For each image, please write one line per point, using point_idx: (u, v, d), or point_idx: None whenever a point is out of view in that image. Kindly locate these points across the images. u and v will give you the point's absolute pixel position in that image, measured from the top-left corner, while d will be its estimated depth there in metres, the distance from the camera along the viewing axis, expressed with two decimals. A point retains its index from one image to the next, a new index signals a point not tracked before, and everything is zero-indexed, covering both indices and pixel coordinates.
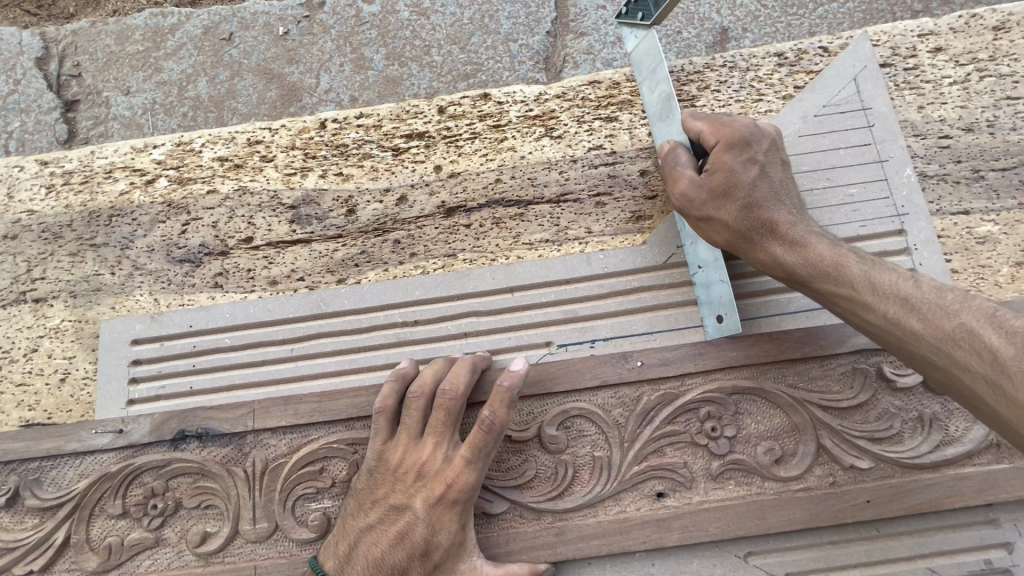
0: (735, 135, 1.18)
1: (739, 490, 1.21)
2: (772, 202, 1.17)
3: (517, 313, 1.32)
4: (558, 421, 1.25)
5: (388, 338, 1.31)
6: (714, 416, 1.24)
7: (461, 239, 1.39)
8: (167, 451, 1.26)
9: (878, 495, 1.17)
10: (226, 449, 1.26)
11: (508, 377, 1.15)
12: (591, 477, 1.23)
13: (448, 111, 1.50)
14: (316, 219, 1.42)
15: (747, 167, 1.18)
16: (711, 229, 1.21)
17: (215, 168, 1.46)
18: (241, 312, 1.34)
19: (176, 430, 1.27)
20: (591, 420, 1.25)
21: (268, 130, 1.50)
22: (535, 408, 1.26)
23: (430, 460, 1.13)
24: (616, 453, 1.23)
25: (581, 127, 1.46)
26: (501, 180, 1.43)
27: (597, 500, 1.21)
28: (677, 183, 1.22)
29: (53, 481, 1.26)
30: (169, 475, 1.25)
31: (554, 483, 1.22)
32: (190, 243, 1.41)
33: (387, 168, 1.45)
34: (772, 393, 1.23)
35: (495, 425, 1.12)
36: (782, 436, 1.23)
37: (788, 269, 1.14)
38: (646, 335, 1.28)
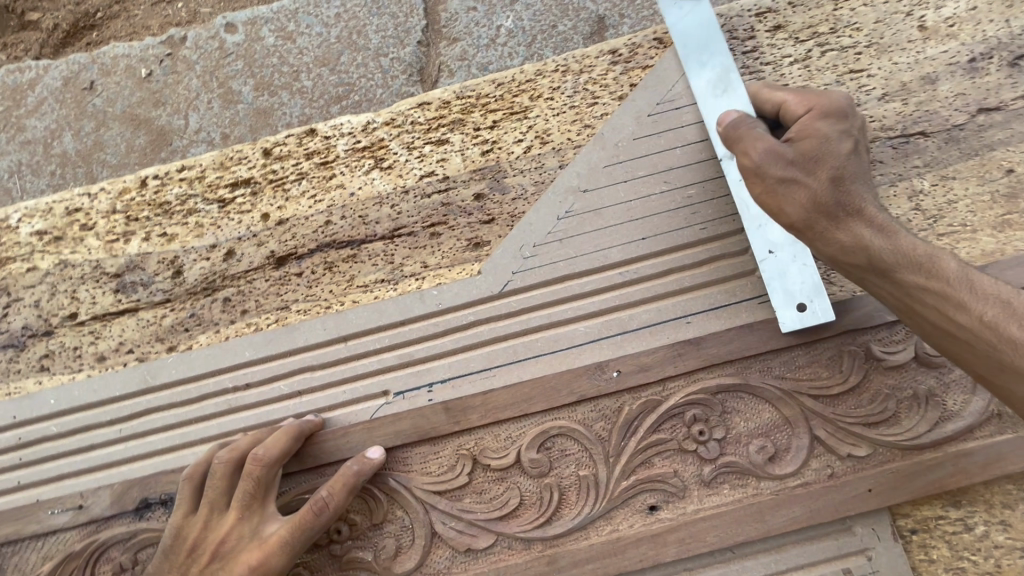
0: (829, 106, 1.10)
1: (735, 494, 1.12)
2: (861, 184, 1.06)
3: (352, 363, 1.24)
4: (537, 443, 1.14)
5: (219, 407, 1.24)
6: (701, 419, 1.14)
7: (293, 289, 1.32)
8: (132, 522, 1.18)
9: (879, 483, 1.10)
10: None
11: (359, 462, 1.13)
12: (579, 499, 1.12)
13: (274, 153, 1.42)
14: (141, 286, 1.35)
15: (841, 139, 1.08)
16: (787, 193, 1.06)
17: (33, 244, 1.39)
18: (66, 396, 1.27)
19: (139, 496, 1.19)
20: (573, 438, 1.14)
21: (87, 196, 1.42)
22: (512, 431, 1.16)
23: (233, 541, 1.10)
24: (603, 470, 1.13)
25: (412, 154, 1.38)
26: (331, 222, 1.35)
27: (588, 522, 1.11)
28: (755, 142, 1.09)
29: (16, 567, 1.19)
30: (138, 547, 1.17)
31: (541, 508, 1.12)
32: (13, 327, 1.35)
33: (212, 223, 1.38)
34: (758, 387, 1.14)
35: (328, 506, 1.10)
36: (774, 432, 1.13)
37: (872, 254, 1.02)
38: (486, 372, 1.19)
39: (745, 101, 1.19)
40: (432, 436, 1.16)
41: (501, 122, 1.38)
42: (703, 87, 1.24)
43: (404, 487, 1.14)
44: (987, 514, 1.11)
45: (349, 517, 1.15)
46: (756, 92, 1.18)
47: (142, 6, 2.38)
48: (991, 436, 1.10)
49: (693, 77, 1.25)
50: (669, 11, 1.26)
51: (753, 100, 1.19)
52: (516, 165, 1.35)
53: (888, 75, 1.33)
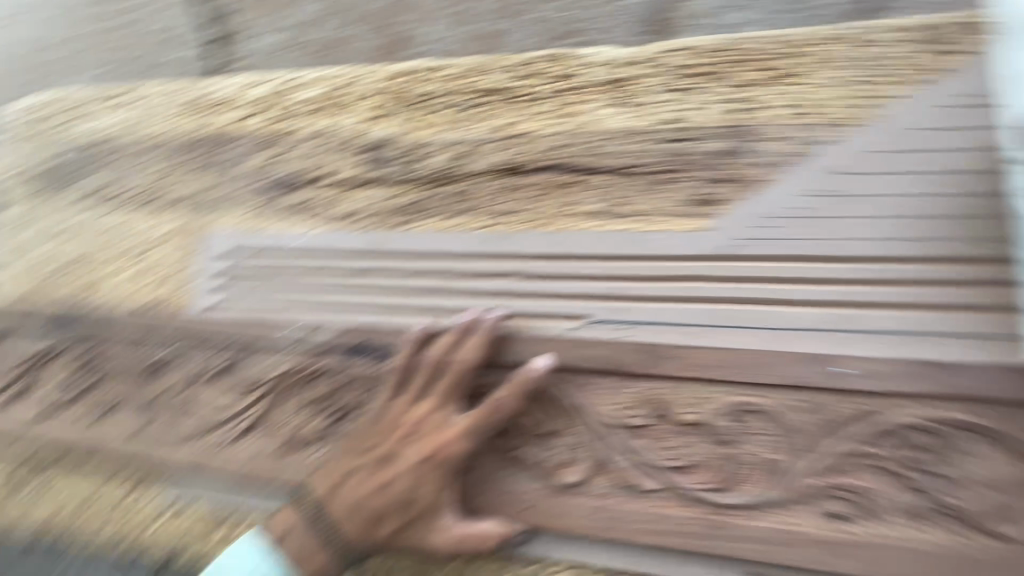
0: None
1: (938, 536, 1.03)
2: None
3: (557, 282, 1.29)
4: (731, 413, 1.13)
5: (435, 284, 1.38)
6: (927, 447, 1.04)
7: (514, 201, 1.37)
8: (342, 361, 1.41)
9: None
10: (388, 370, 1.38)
11: (531, 372, 1.20)
12: (760, 480, 1.10)
13: (525, 67, 1.44)
14: (383, 164, 1.48)
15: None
16: None
17: (302, 107, 1.56)
18: (313, 242, 1.48)
19: (357, 340, 1.41)
20: (770, 421, 1.11)
21: (354, 74, 1.55)
22: (707, 394, 1.15)
23: (427, 422, 1.24)
24: (795, 462, 1.09)
25: (663, 95, 1.31)
26: (564, 146, 1.35)
27: (763, 505, 1.10)
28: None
29: (259, 364, 1.49)
30: (349, 377, 1.40)
31: (718, 475, 1.12)
32: (274, 175, 1.55)
33: (456, 121, 1.46)
34: (1011, 440, 1.00)
35: (505, 407, 1.21)
36: (1013, 491, 1.00)
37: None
38: (689, 330, 1.17)
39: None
40: (626, 370, 1.20)
41: (772, 80, 1.25)
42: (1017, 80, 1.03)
43: (588, 408, 1.22)
44: None
45: (529, 417, 1.25)
46: None
47: None
48: None
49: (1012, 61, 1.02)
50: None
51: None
52: (774, 130, 1.22)
53: None
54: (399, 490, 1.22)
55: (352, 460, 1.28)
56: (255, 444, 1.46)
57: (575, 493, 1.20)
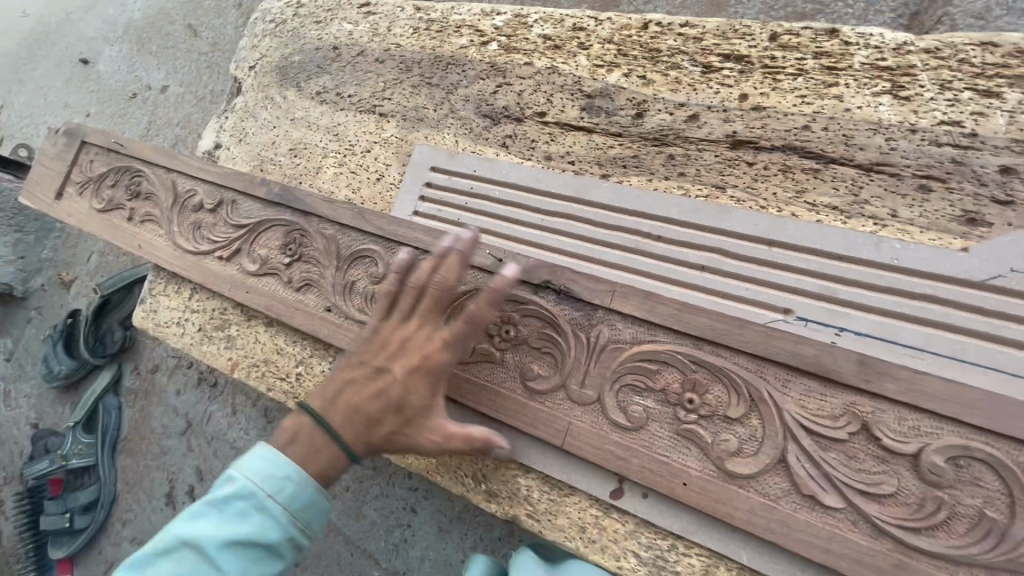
0: None
1: None
2: None
3: (767, 268, 1.23)
4: (950, 453, 1.00)
5: (627, 242, 1.36)
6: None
7: (737, 175, 1.33)
8: (529, 293, 1.36)
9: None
10: (577, 314, 1.31)
11: (500, 280, 1.20)
12: (967, 534, 0.98)
13: (781, 40, 1.37)
14: (605, 113, 1.50)
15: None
16: None
17: (538, 44, 1.62)
18: (516, 174, 1.52)
19: (542, 277, 1.35)
20: (999, 475, 0.97)
21: (594, 21, 1.58)
22: (924, 425, 1.02)
23: (415, 334, 1.25)
24: (1018, 527, 0.95)
25: (942, 94, 1.20)
26: (809, 128, 1.29)
27: (963, 560, 0.97)
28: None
29: None
30: (526, 312, 1.36)
31: (915, 514, 1.00)
32: (496, 104, 1.63)
33: (690, 83, 1.43)
34: None
35: (476, 318, 1.22)
36: None
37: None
38: (911, 349, 1.09)
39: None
40: (829, 377, 1.08)
41: None
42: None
43: (774, 404, 1.11)
44: None
45: (702, 397, 1.17)
46: None
47: None
48: None
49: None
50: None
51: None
52: None
53: None
54: (390, 399, 1.22)
55: (347, 373, 1.28)
56: None
57: (736, 487, 1.12)
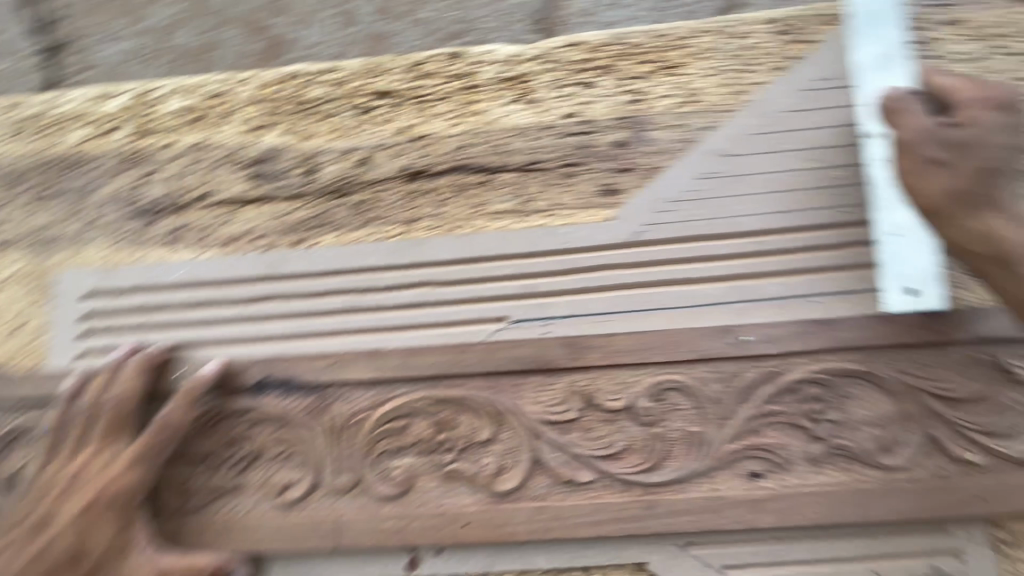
0: (1001, 96, 1.04)
1: (841, 477, 1.11)
2: (1010, 178, 1.01)
3: (474, 285, 1.25)
4: (652, 393, 1.15)
5: (340, 304, 1.26)
6: (819, 399, 1.14)
7: (421, 205, 1.33)
8: (250, 398, 1.23)
9: (989, 492, 1.09)
10: (309, 399, 1.21)
11: (196, 379, 1.21)
12: (685, 454, 1.13)
13: (419, 69, 1.41)
14: (274, 177, 1.38)
15: (1005, 130, 1.02)
16: (932, 175, 1.02)
17: (175, 121, 1.42)
18: (196, 270, 1.33)
19: (260, 376, 1.23)
20: (688, 395, 1.15)
21: (231, 83, 1.44)
22: (627, 378, 1.17)
23: (93, 465, 1.17)
24: (712, 431, 1.14)
25: (556, 92, 1.37)
26: (467, 146, 1.36)
27: (690, 477, 1.13)
28: (914, 117, 1.05)
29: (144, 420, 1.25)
30: (253, 421, 1.22)
31: (646, 456, 1.14)
32: (147, 198, 1.39)
33: (349, 128, 1.39)
34: (883, 378, 1.13)
35: (169, 424, 1.18)
36: (890, 424, 1.13)
37: (1002, 247, 0.98)
38: (605, 315, 1.20)
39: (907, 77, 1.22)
40: (548, 367, 1.18)
41: (652, 74, 1.36)
42: (866, 59, 1.25)
43: (514, 411, 1.17)
44: None
45: (454, 431, 1.18)
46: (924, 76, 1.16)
47: None
48: None
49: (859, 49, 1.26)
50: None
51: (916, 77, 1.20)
52: (661, 119, 1.33)
53: None
54: (62, 548, 1.12)
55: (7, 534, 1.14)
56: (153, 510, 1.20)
57: (510, 502, 1.15)
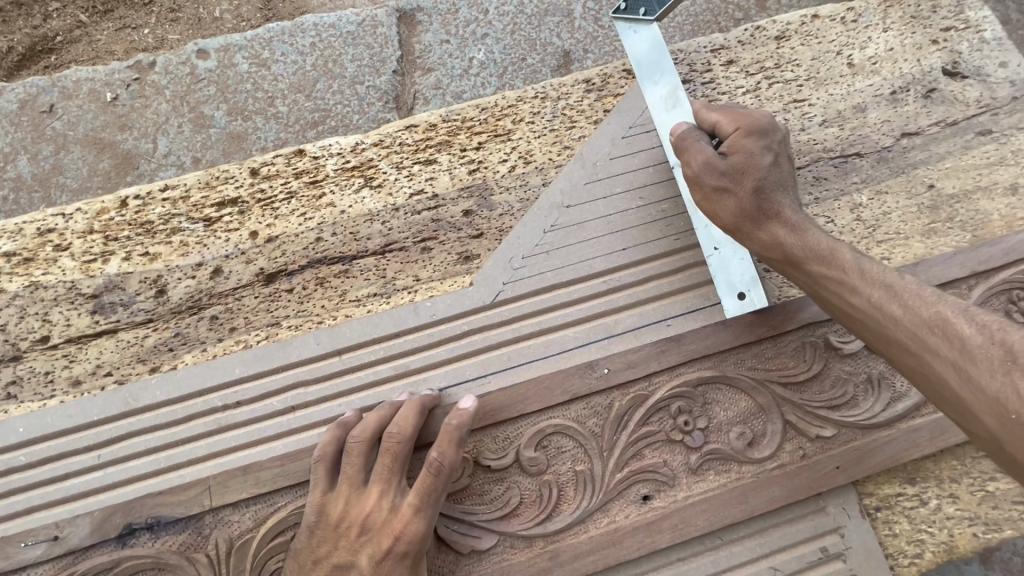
0: (755, 123, 1.22)
1: (720, 479, 1.18)
2: (780, 190, 1.20)
3: (348, 376, 1.25)
4: (535, 442, 1.18)
5: (207, 426, 1.19)
6: (685, 410, 1.21)
7: (284, 305, 1.33)
8: (114, 550, 1.11)
9: (844, 460, 1.20)
10: (183, 536, 1.12)
11: None
12: (577, 494, 1.15)
13: (262, 172, 1.44)
14: (121, 306, 1.31)
15: (764, 152, 1.21)
16: (720, 203, 1.21)
17: (0, 266, 1.33)
18: (36, 422, 1.19)
19: (122, 524, 1.12)
20: (569, 436, 1.19)
21: (62, 216, 1.38)
22: (509, 432, 1.19)
23: None
24: (598, 464, 1.17)
25: (401, 173, 1.44)
26: (322, 239, 1.38)
27: (587, 515, 1.14)
28: (697, 153, 1.22)
29: None
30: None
31: (542, 505, 1.14)
32: None
33: (197, 242, 1.37)
34: (735, 378, 1.23)
35: None
36: (751, 418, 1.22)
37: (787, 250, 1.17)
38: (481, 379, 1.23)
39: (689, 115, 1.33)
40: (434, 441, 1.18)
41: (486, 143, 1.47)
42: (654, 103, 1.37)
43: None
44: (937, 488, 1.24)
45: None
46: (697, 110, 1.30)
47: (106, 31, 2.31)
48: (936, 412, 1.23)
49: (646, 94, 1.38)
50: (625, 32, 1.40)
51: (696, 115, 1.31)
52: (502, 183, 1.43)
53: (826, 105, 1.52)
54: None
55: None
56: None
57: None
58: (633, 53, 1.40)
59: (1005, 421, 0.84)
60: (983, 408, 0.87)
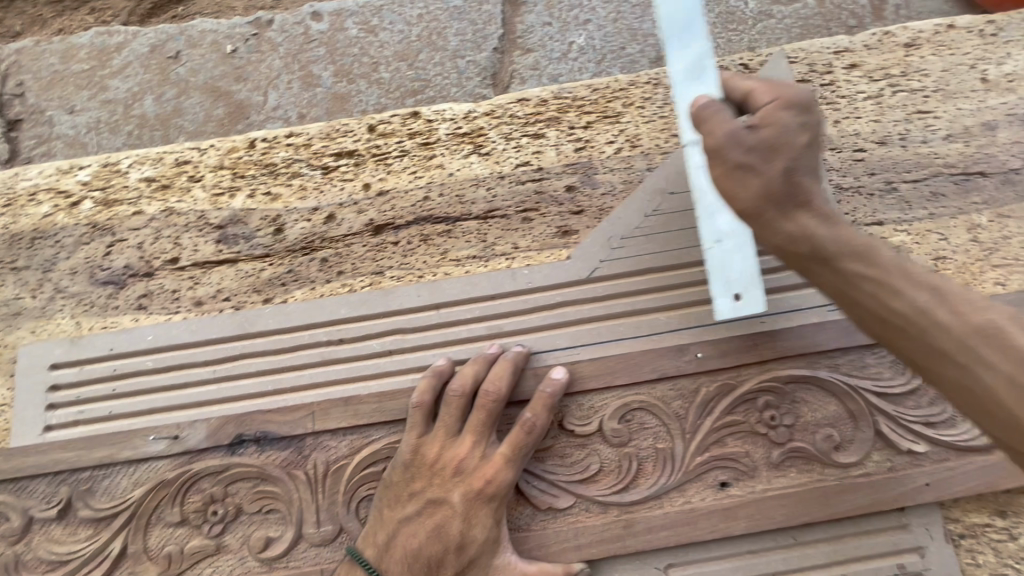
0: (795, 95, 1.03)
1: (801, 478, 1.18)
2: (813, 176, 1.03)
3: (443, 329, 1.30)
4: (619, 414, 1.20)
5: (312, 358, 1.28)
6: (773, 405, 1.21)
7: (389, 256, 1.40)
8: (225, 456, 1.21)
9: (934, 478, 1.17)
10: (286, 453, 1.21)
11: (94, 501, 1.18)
12: (655, 470, 1.18)
13: (378, 130, 1.51)
14: (243, 239, 1.42)
15: (800, 130, 1.02)
16: (744, 181, 1.02)
17: (141, 189, 1.46)
18: (163, 334, 1.32)
19: (232, 434, 1.22)
20: (653, 413, 1.21)
21: (197, 151, 1.50)
22: (595, 402, 1.22)
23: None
24: (679, 444, 1.19)
25: (509, 144, 1.48)
26: (429, 198, 1.44)
27: (663, 492, 1.16)
28: (722, 122, 1.05)
29: (107, 490, 1.20)
30: (228, 480, 1.20)
31: (620, 475, 1.17)
32: (115, 265, 1.40)
33: (315, 187, 1.46)
34: (827, 381, 1.21)
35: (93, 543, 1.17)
36: (839, 423, 1.20)
37: (817, 243, 1.00)
38: (570, 349, 1.26)
39: (715, 87, 1.16)
40: (518, 400, 1.21)
41: (594, 123, 1.49)
42: (677, 70, 1.19)
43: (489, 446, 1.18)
44: None
45: None
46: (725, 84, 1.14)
47: None
48: None
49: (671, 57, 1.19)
50: None
51: (723, 86, 1.15)
52: (607, 164, 1.45)
53: (953, 119, 1.46)
54: None
55: None
56: None
57: None
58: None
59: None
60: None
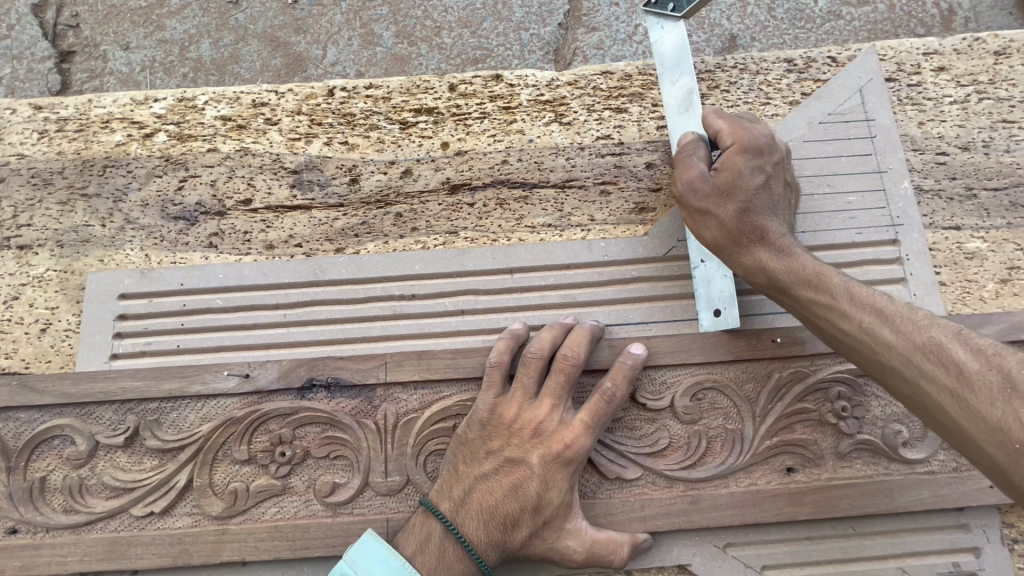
0: (751, 142, 1.20)
1: (866, 470, 1.19)
2: (768, 212, 1.18)
3: (517, 294, 1.30)
4: (691, 392, 1.21)
5: (385, 311, 1.27)
6: (845, 396, 1.21)
7: (464, 217, 1.38)
8: (294, 400, 1.21)
9: None
10: (356, 401, 1.21)
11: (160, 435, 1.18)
12: (723, 449, 1.19)
13: (460, 89, 1.49)
14: (318, 186, 1.40)
15: (754, 174, 1.19)
16: (704, 223, 1.21)
17: (217, 127, 1.44)
18: (234, 273, 1.30)
19: (302, 379, 1.21)
20: (725, 394, 1.21)
21: (275, 93, 1.48)
22: (668, 377, 1.22)
23: (67, 502, 1.17)
24: (749, 427, 1.20)
25: (591, 115, 1.46)
26: (507, 162, 1.42)
27: (730, 472, 1.18)
28: (686, 170, 1.22)
29: (174, 423, 1.20)
30: (297, 424, 1.20)
31: (689, 452, 1.18)
32: (187, 201, 1.38)
33: (393, 141, 1.44)
34: None
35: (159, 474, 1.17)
36: (908, 420, 1.21)
37: (771, 275, 1.15)
38: (643, 324, 1.27)
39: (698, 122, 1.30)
40: (593, 368, 1.21)
41: None
42: (670, 106, 1.36)
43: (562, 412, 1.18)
44: None
45: None
46: (705, 115, 1.28)
47: None
48: None
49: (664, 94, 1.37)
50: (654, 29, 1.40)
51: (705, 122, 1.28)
52: None
53: None
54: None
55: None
56: (187, 519, 1.16)
57: None
58: (660, 50, 1.39)
59: (1009, 452, 0.79)
60: (982, 436, 0.82)
